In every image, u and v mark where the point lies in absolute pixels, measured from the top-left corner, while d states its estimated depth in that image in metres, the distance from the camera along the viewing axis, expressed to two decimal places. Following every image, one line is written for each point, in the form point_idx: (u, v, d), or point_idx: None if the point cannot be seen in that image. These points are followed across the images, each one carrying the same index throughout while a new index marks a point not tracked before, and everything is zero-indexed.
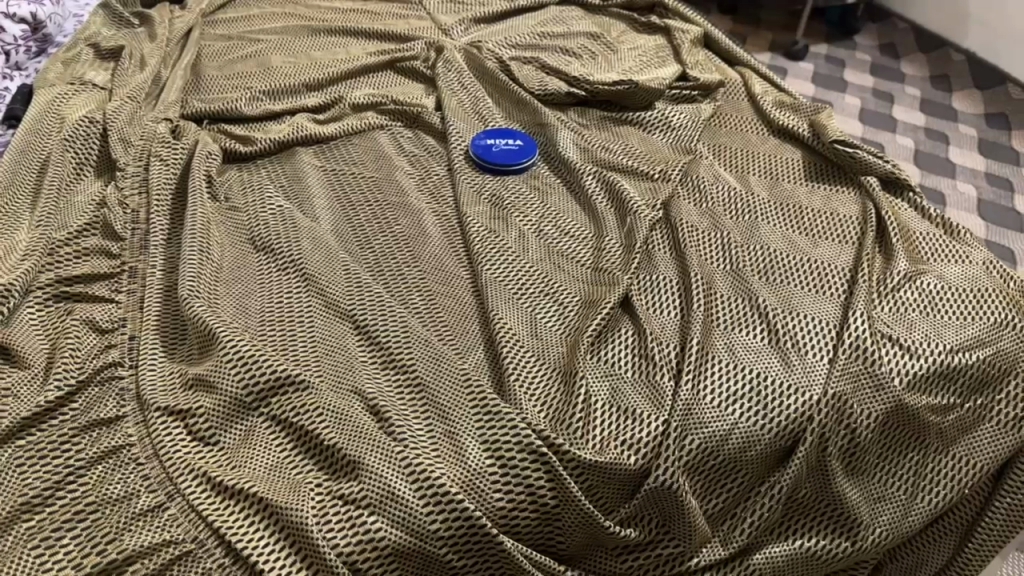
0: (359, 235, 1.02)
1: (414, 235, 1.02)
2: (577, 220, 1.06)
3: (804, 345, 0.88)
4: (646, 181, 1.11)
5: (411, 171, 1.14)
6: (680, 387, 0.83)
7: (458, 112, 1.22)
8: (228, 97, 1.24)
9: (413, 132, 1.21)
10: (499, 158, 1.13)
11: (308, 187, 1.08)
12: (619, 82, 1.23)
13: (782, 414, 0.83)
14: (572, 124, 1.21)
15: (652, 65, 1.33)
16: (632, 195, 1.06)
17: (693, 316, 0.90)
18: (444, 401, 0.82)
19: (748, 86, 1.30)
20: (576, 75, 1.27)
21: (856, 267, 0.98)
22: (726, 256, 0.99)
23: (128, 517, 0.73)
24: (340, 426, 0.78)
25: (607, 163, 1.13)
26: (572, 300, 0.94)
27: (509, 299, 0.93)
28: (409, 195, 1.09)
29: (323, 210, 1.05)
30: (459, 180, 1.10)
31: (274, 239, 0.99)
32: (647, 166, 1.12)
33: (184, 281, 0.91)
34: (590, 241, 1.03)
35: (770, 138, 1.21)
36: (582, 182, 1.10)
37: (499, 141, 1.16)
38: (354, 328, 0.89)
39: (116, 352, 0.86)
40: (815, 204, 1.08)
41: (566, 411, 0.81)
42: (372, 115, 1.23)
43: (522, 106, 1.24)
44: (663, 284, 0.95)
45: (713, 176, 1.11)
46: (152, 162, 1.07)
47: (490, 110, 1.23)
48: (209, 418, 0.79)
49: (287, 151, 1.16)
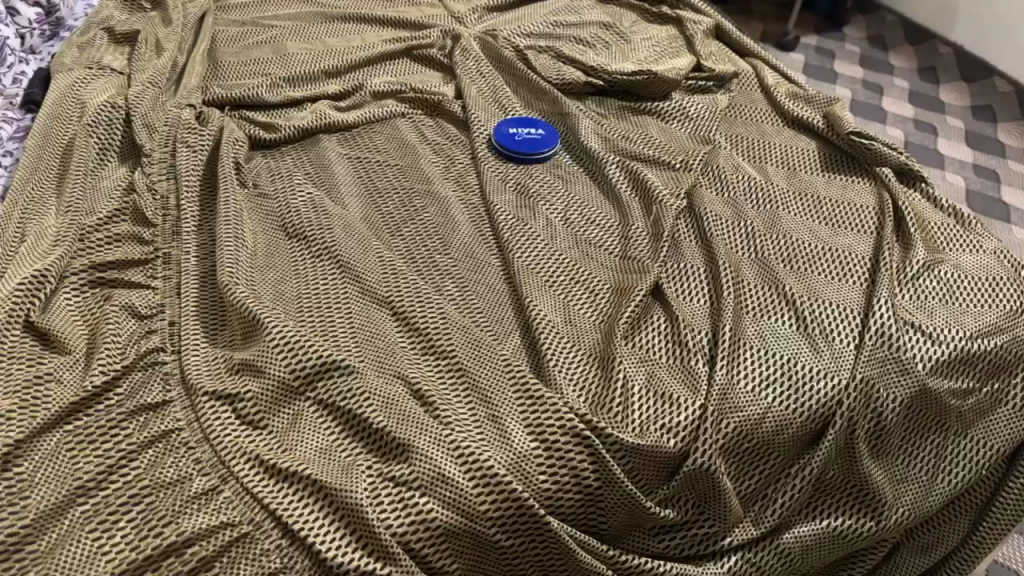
0: (388, 223, 1.04)
1: (442, 222, 1.04)
2: (602, 209, 1.08)
3: (831, 332, 0.91)
4: (668, 171, 1.13)
5: (436, 158, 1.15)
6: (715, 373, 0.86)
7: (479, 100, 1.23)
8: (248, 83, 1.25)
9: (434, 120, 1.22)
10: (523, 147, 1.14)
11: (335, 175, 1.09)
12: (638, 71, 1.25)
13: (812, 398, 0.86)
14: (592, 113, 1.23)
15: (667, 55, 1.35)
16: (656, 184, 1.08)
17: (722, 303, 0.93)
18: (486, 386, 0.83)
19: (761, 77, 1.32)
20: (594, 65, 1.28)
21: (876, 256, 1.01)
22: (750, 245, 1.01)
23: (183, 500, 0.74)
24: (387, 410, 0.79)
25: (629, 152, 1.15)
26: (603, 287, 0.96)
27: (542, 287, 0.95)
28: (436, 184, 1.10)
29: (351, 197, 1.06)
30: (484, 168, 1.12)
31: (306, 226, 1.00)
32: (668, 156, 1.14)
33: (222, 268, 0.92)
34: (616, 229, 1.04)
35: (786, 129, 1.23)
36: (605, 171, 1.11)
37: (521, 130, 1.17)
38: (391, 315, 0.91)
39: (157, 339, 0.87)
40: (832, 194, 1.10)
41: (605, 396, 0.83)
42: (394, 102, 1.24)
43: (541, 95, 1.25)
44: (692, 272, 0.97)
45: (733, 166, 1.13)
46: (179, 148, 1.07)
47: (510, 99, 1.24)
48: (258, 403, 0.80)
49: (311, 139, 1.16)
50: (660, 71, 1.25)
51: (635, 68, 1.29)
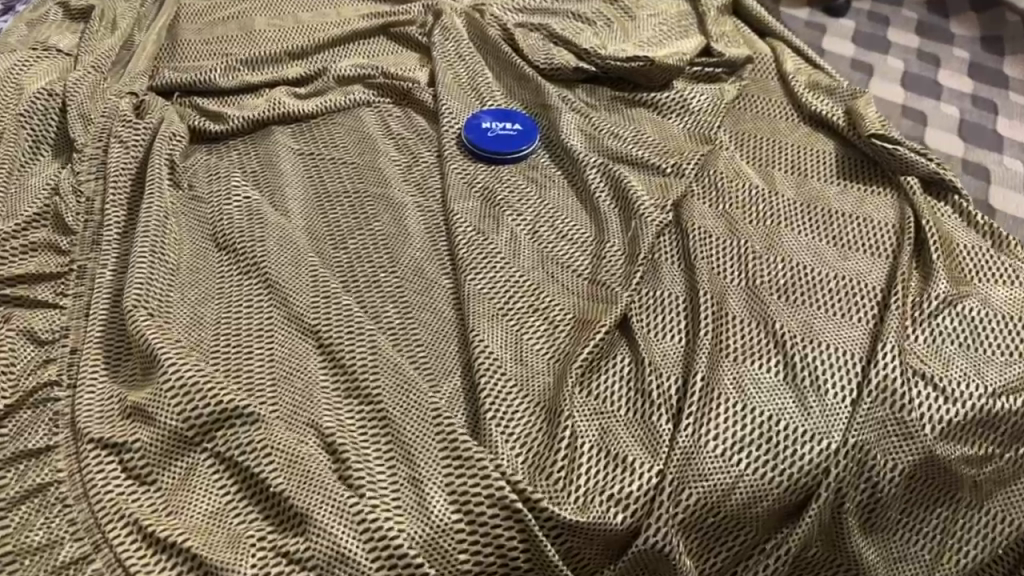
0: (333, 233, 0.92)
1: (393, 234, 0.92)
2: (577, 221, 0.95)
3: (823, 382, 0.78)
4: (657, 176, 0.99)
5: (398, 156, 1.03)
6: (679, 433, 0.73)
7: (453, 90, 1.10)
8: (203, 66, 1.14)
9: (403, 111, 1.10)
10: (496, 145, 1.02)
11: (282, 175, 0.98)
12: (634, 57, 1.11)
13: (792, 466, 0.73)
14: (580, 105, 1.09)
15: (673, 36, 1.20)
16: (640, 193, 0.94)
17: (697, 344, 0.80)
18: (411, 440, 0.72)
19: (780, 63, 1.17)
20: (587, 47, 1.14)
21: (888, 287, 0.87)
22: (742, 270, 0.88)
23: (48, 571, 0.66)
24: (290, 471, 0.69)
25: (615, 152, 1.02)
26: (565, 318, 0.84)
27: (493, 318, 0.83)
28: (393, 186, 0.98)
29: (295, 201, 0.96)
30: (449, 171, 1.00)
31: (238, 237, 0.90)
32: (659, 157, 1.00)
33: (131, 291, 0.82)
34: (590, 246, 0.92)
35: (801, 125, 1.08)
36: (585, 176, 0.98)
37: (495, 124, 1.04)
38: (317, 347, 0.80)
39: (54, 370, 0.78)
40: (847, 208, 0.96)
41: (546, 458, 0.72)
42: (360, 88, 1.12)
43: (525, 83, 1.12)
44: (668, 302, 0.84)
45: (732, 173, 1.00)
46: (111, 144, 0.97)
47: (489, 86, 1.11)
48: (146, 455, 0.71)
49: (263, 131, 1.05)
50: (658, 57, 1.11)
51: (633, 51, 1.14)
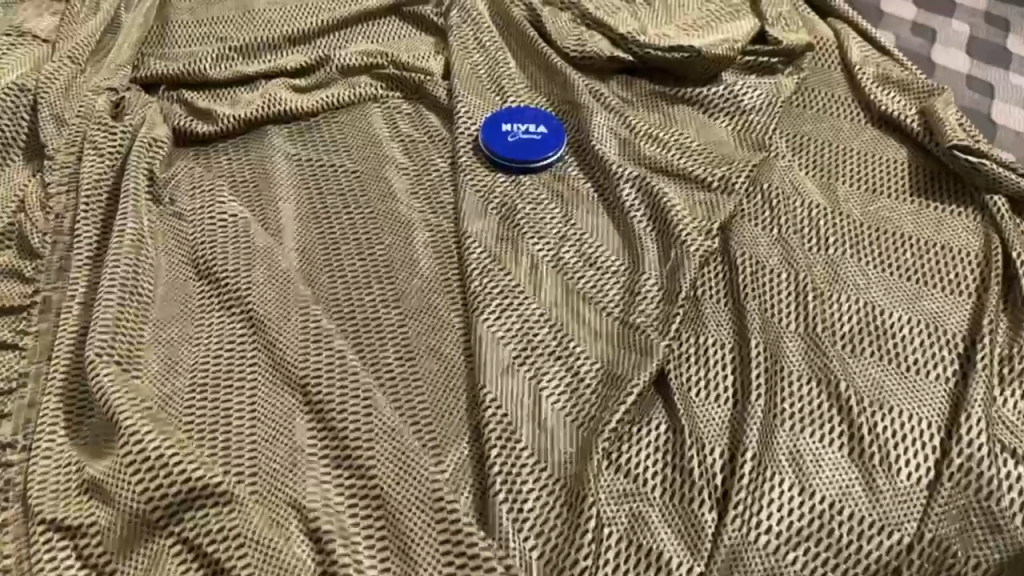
0: (329, 258, 0.81)
1: (397, 262, 0.81)
2: (608, 245, 0.83)
3: (894, 461, 0.66)
4: (701, 191, 0.87)
5: (407, 163, 0.91)
6: (724, 527, 0.63)
7: (471, 83, 0.98)
8: (194, 56, 1.02)
9: (415, 108, 0.98)
10: (519, 151, 0.89)
11: (275, 188, 0.87)
12: (677, 47, 0.97)
13: (857, 567, 0.62)
14: (615, 101, 0.96)
15: (722, 17, 1.05)
16: (681, 216, 0.82)
17: (747, 411, 0.68)
18: (408, 528, 0.63)
19: (844, 52, 1.02)
20: (624, 34, 1.00)
21: (973, 336, 0.74)
22: (800, 314, 0.76)
23: None
24: (266, 568, 0.60)
25: (653, 163, 0.89)
26: (591, 370, 0.72)
27: (507, 370, 0.72)
28: (399, 201, 0.87)
29: (289, 220, 0.85)
30: (464, 183, 0.88)
31: (220, 265, 0.79)
32: (704, 169, 0.88)
33: (95, 334, 0.72)
34: (622, 279, 0.80)
35: (868, 128, 0.95)
36: (618, 192, 0.86)
37: (517, 126, 0.92)
38: (304, 402, 0.70)
39: (9, 428, 0.69)
40: (923, 233, 0.83)
41: (565, 553, 0.62)
42: (367, 80, 1.00)
43: (552, 75, 0.99)
44: (712, 353, 0.72)
45: (788, 187, 0.87)
46: (85, 151, 0.86)
47: (512, 81, 0.98)
48: (105, 543, 0.62)
49: (258, 133, 0.94)
50: (705, 46, 0.97)
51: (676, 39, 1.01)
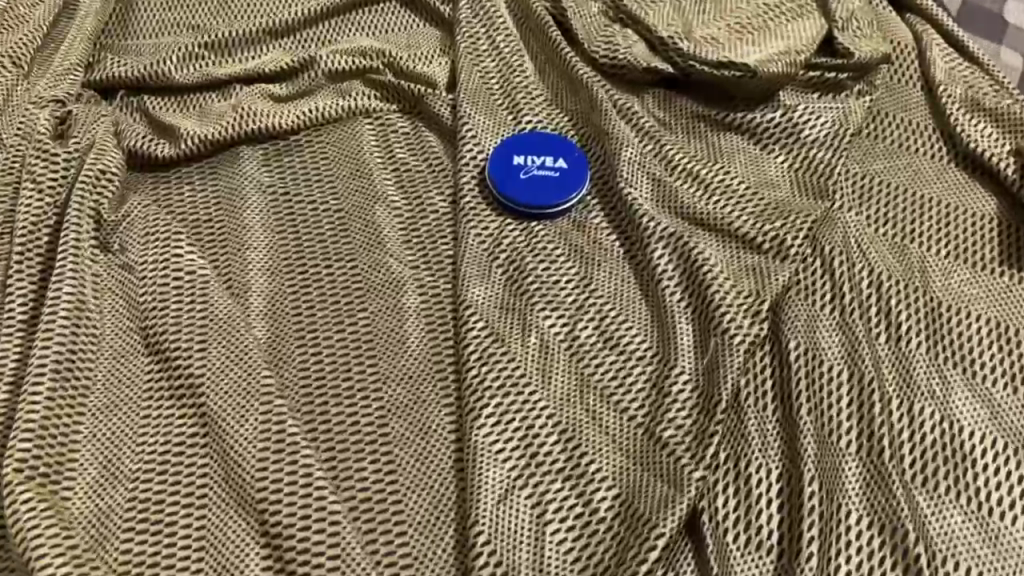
0: (302, 329, 0.69)
1: (382, 336, 0.69)
2: (633, 320, 0.70)
3: None
4: (747, 254, 0.72)
5: (400, 202, 0.77)
6: None
7: (480, 98, 0.82)
8: (158, 51, 0.87)
9: (413, 125, 0.83)
10: (532, 193, 0.76)
11: (245, 234, 0.74)
12: (728, 63, 0.81)
13: None
14: (650, 126, 0.81)
15: (783, 17, 0.89)
16: (722, 293, 0.68)
17: (794, 571, 0.58)
18: None
19: (926, 67, 0.86)
20: (665, 40, 0.85)
21: None
22: (863, 430, 0.63)
23: None
24: None
25: (692, 213, 0.75)
26: (604, 500, 0.60)
27: (505, 497, 0.60)
28: (388, 253, 0.74)
29: (258, 277, 0.72)
30: (465, 232, 0.74)
31: (172, 341, 0.67)
32: (753, 225, 0.73)
33: (17, 439, 0.61)
34: (649, 368, 0.67)
35: (950, 169, 0.80)
36: (648, 253, 0.72)
37: (531, 159, 0.78)
38: (261, 531, 0.59)
39: None
40: (1013, 319, 0.69)
41: None
42: (359, 88, 0.85)
43: (577, 90, 0.84)
44: (753, 486, 0.60)
45: (853, 251, 0.72)
46: (21, 187, 0.74)
47: (529, 95, 0.84)
48: None
49: (231, 158, 0.80)
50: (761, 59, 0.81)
51: (727, 49, 0.85)
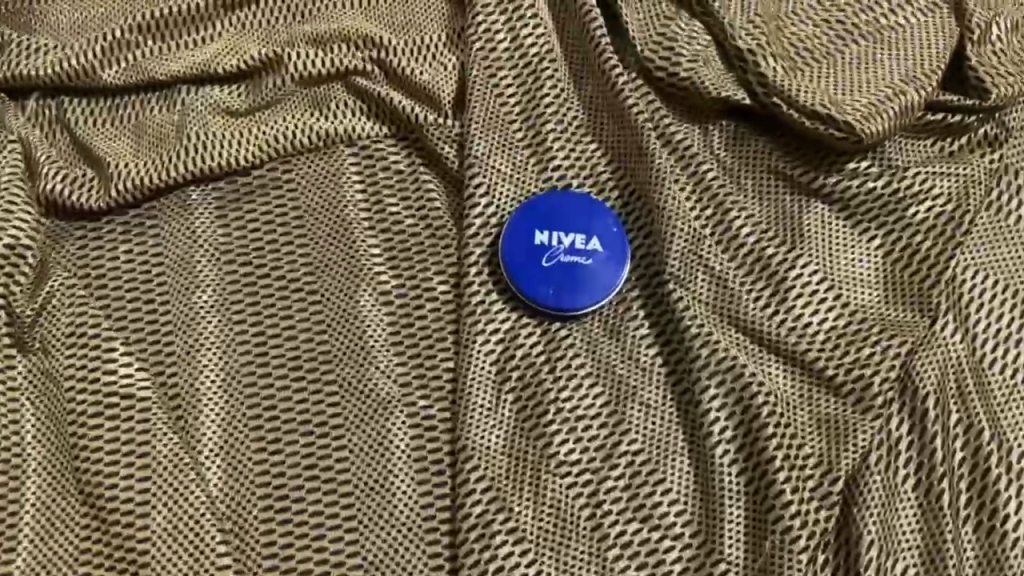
0: (265, 474, 0.56)
1: (362, 487, 0.56)
2: (671, 483, 0.57)
3: None
4: (820, 394, 0.58)
5: (390, 282, 0.62)
6: None
7: (496, 134, 0.64)
8: (79, 34, 0.67)
9: (409, 158, 0.65)
10: (555, 289, 0.60)
11: (196, 329, 0.60)
12: (830, 118, 0.62)
13: None
14: (715, 184, 0.63)
15: (904, 12, 0.67)
16: (784, 467, 0.55)
17: None
18: None
19: None
20: (745, 54, 0.65)
21: None
22: None
23: None
24: None
25: (755, 329, 0.60)
26: None
27: None
28: (372, 363, 0.60)
29: (212, 394, 0.58)
30: (470, 341, 0.59)
31: (110, 492, 0.55)
32: (831, 356, 0.59)
33: None
34: (687, 555, 0.55)
35: None
36: (698, 388, 0.58)
37: (555, 238, 0.61)
38: None
39: None
40: None
41: None
42: (340, 93, 0.66)
43: (623, 116, 0.65)
44: None
45: (950, 394, 0.58)
46: None
47: (560, 128, 0.65)
48: None
49: (177, 204, 0.63)
50: (875, 110, 0.62)
51: (826, 75, 0.64)
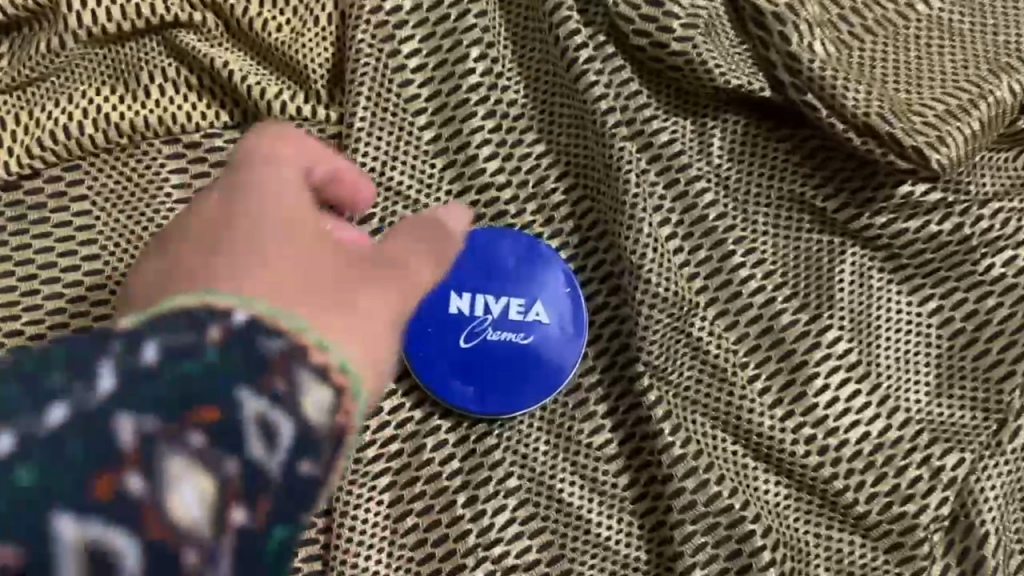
0: None
1: None
2: None
3: None
4: (843, 535, 0.42)
5: None
6: None
7: (397, 138, 0.43)
8: None
9: None
10: (472, 385, 0.42)
11: None
12: (892, 141, 0.42)
13: None
14: (716, 219, 0.44)
15: None
16: None
17: None
18: None
19: None
20: (768, 20, 0.43)
21: None
22: None
23: None
24: None
25: (759, 441, 0.42)
26: None
27: None
28: None
29: None
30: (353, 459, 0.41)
31: None
32: (862, 483, 0.42)
33: None
34: None
35: None
36: (677, 533, 0.41)
37: (472, 305, 0.42)
38: None
39: None
40: None
41: None
42: (153, 56, 0.44)
43: (581, 113, 0.44)
44: None
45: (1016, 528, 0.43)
46: None
47: (495, 127, 0.44)
48: None
49: None
50: (955, 129, 0.42)
51: (887, 64, 0.44)
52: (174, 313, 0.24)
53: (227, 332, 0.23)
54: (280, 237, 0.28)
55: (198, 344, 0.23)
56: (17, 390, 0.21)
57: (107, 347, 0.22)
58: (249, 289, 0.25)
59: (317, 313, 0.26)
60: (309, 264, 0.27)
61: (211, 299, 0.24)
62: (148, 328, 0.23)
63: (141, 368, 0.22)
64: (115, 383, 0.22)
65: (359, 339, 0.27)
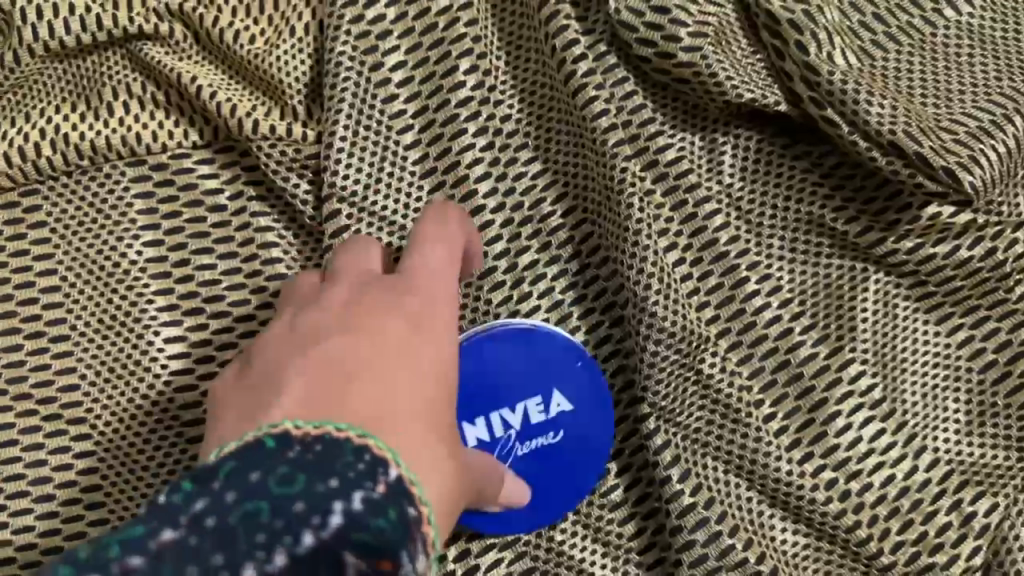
0: None
1: None
2: None
3: None
4: None
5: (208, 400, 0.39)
6: None
7: (382, 159, 0.40)
8: None
9: (236, 185, 0.41)
10: None
11: None
12: (921, 160, 0.38)
13: None
14: (727, 244, 0.40)
15: None
16: None
17: None
18: None
19: None
20: (784, 27, 0.40)
21: None
22: None
23: None
24: None
25: (777, 487, 0.39)
26: None
27: None
28: None
29: None
30: None
31: None
32: (889, 534, 0.39)
33: None
34: None
35: None
36: None
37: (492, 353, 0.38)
38: None
39: None
40: None
41: None
42: (117, 70, 0.41)
43: (580, 129, 0.41)
44: None
45: None
46: None
47: (487, 146, 0.41)
48: None
49: None
50: (989, 147, 0.38)
51: (913, 74, 0.40)
52: (320, 428, 0.23)
53: (390, 488, 0.22)
54: (414, 361, 0.27)
55: (381, 502, 0.21)
56: (245, 517, 0.20)
57: (320, 473, 0.21)
58: (383, 419, 0.24)
59: (419, 455, 0.25)
60: (423, 391, 0.27)
61: (355, 423, 0.23)
62: (331, 456, 0.22)
63: (355, 515, 0.21)
64: (337, 520, 0.21)
65: (443, 486, 0.26)
